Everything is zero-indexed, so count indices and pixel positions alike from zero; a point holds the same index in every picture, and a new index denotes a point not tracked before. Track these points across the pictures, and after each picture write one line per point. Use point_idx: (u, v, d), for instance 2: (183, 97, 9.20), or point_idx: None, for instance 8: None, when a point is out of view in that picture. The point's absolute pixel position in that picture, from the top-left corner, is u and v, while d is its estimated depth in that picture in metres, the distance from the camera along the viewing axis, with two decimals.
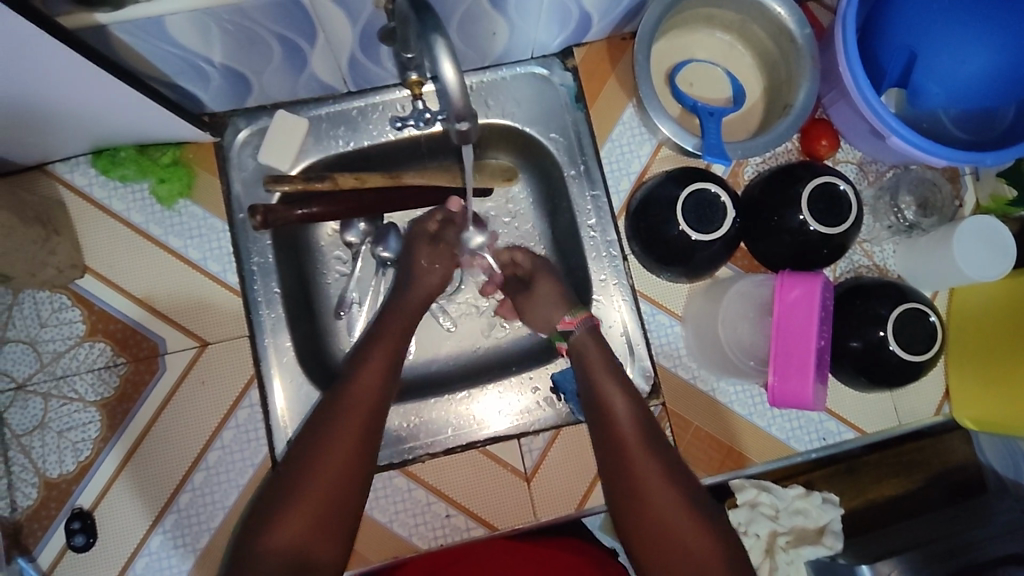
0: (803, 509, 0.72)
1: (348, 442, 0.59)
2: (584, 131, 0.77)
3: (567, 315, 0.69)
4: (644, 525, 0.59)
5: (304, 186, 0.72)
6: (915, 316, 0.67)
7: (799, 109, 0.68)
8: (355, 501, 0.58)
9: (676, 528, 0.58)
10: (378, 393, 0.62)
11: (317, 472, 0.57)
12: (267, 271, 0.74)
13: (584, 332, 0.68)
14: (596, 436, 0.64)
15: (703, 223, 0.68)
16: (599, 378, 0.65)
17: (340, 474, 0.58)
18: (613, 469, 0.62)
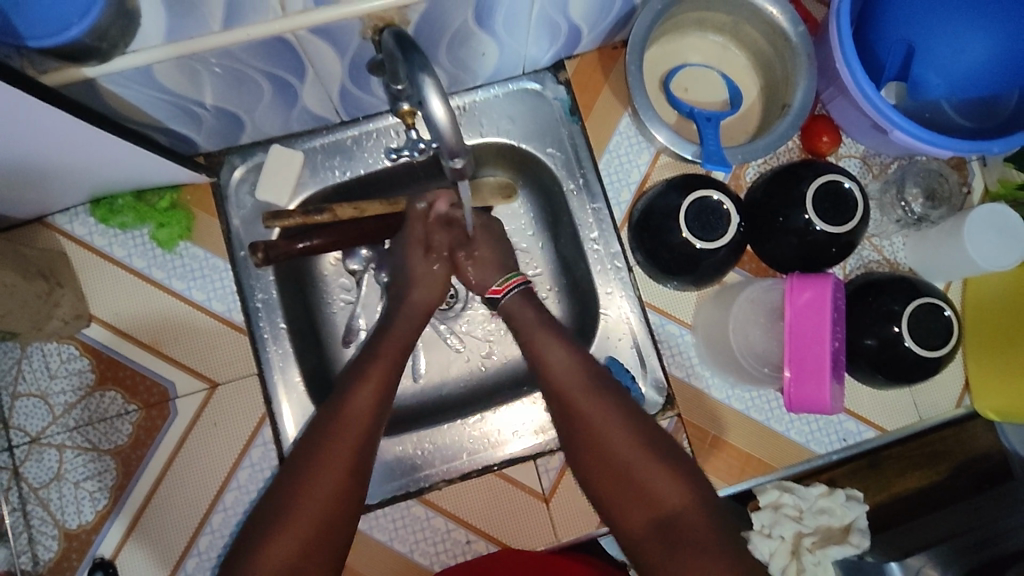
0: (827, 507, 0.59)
1: (326, 481, 0.57)
2: (581, 144, 0.77)
3: (494, 285, 0.73)
4: (594, 466, 0.62)
5: (303, 219, 0.72)
6: (929, 312, 0.66)
7: (798, 108, 0.67)
8: (342, 535, 0.57)
9: (625, 463, 0.60)
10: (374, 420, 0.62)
11: (298, 517, 0.56)
12: (271, 307, 0.74)
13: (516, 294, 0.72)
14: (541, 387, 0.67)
15: (707, 231, 0.67)
16: (546, 350, 0.67)
17: (323, 508, 0.57)
18: (559, 416, 0.65)
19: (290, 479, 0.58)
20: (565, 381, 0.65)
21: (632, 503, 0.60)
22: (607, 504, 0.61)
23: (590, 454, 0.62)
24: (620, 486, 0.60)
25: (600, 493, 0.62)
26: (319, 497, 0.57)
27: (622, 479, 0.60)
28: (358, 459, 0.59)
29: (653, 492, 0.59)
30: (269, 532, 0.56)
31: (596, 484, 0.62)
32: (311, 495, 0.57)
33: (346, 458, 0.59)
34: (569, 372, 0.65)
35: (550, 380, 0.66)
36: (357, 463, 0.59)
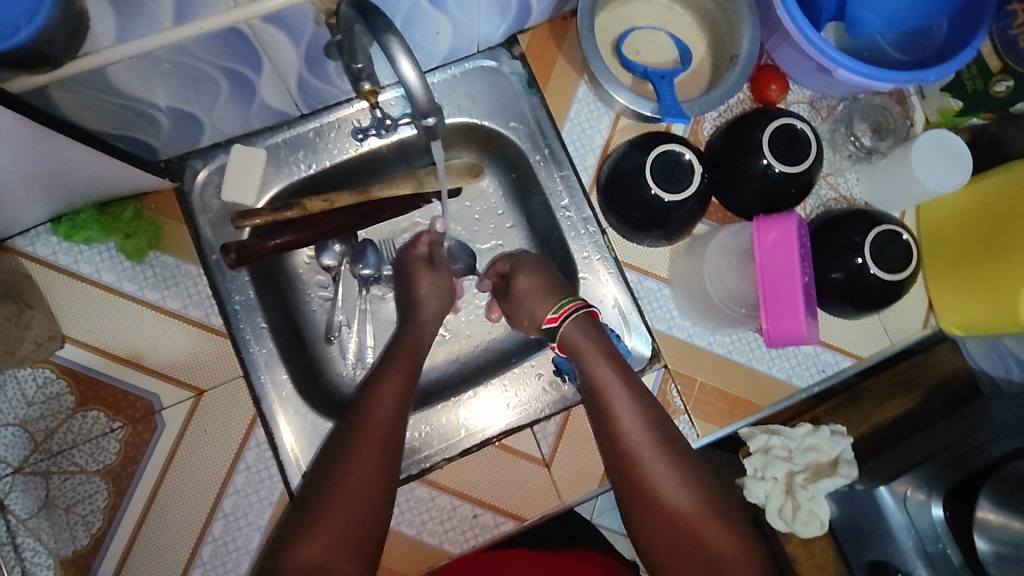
0: (815, 444, 0.72)
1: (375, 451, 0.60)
2: (543, 116, 0.78)
3: (550, 313, 0.68)
4: (658, 522, 0.61)
5: (273, 217, 0.73)
6: (888, 237, 0.69)
7: (745, 58, 0.70)
8: (380, 530, 0.59)
9: (688, 519, 0.60)
10: (401, 406, 0.64)
11: (332, 505, 0.58)
12: (251, 308, 0.73)
13: (572, 323, 0.67)
14: (600, 431, 0.63)
15: (674, 184, 0.69)
16: (611, 391, 0.63)
17: (357, 493, 0.58)
18: (618, 467, 0.62)
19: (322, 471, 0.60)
20: (635, 435, 0.62)
21: (692, 558, 0.60)
22: (661, 558, 0.61)
23: (656, 510, 0.61)
24: (681, 539, 0.60)
25: (654, 545, 0.61)
26: (354, 484, 0.58)
27: (683, 533, 0.60)
28: (388, 454, 0.61)
29: (711, 547, 0.60)
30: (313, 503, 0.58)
31: (654, 539, 0.61)
32: (355, 479, 0.59)
33: (378, 452, 0.60)
34: (641, 424, 0.62)
35: (618, 432, 0.62)
36: (387, 461, 0.60)
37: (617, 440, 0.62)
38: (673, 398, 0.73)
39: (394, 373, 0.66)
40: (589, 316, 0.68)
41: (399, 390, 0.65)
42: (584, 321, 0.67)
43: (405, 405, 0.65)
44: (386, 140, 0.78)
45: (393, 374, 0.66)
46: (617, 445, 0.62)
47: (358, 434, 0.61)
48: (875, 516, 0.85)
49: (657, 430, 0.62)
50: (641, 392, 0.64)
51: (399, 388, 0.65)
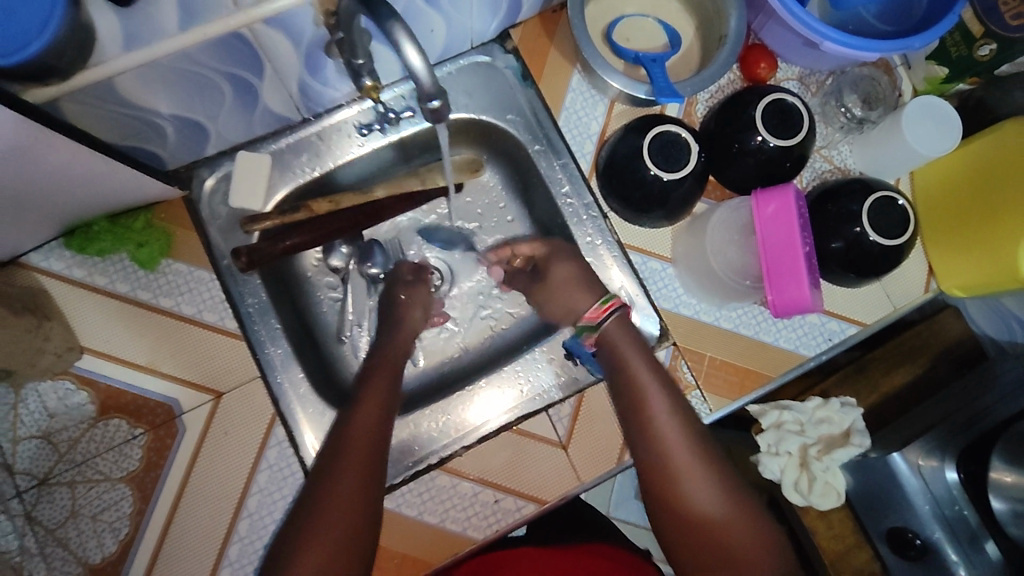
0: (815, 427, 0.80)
1: (360, 463, 0.60)
2: (539, 107, 0.80)
3: (596, 305, 0.68)
4: (687, 523, 0.61)
5: (282, 220, 0.75)
6: (884, 203, 0.71)
7: (733, 37, 0.72)
8: (364, 548, 0.57)
9: (720, 525, 0.61)
10: (382, 423, 0.65)
11: (328, 518, 0.57)
12: (264, 310, 0.74)
13: (613, 323, 0.68)
14: (636, 435, 0.64)
15: (671, 163, 0.70)
16: (650, 395, 0.64)
17: (348, 505, 0.58)
18: (651, 473, 0.63)
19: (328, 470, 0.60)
20: (672, 442, 0.62)
21: (726, 564, 0.60)
22: (693, 565, 0.62)
23: (685, 512, 0.61)
24: (714, 544, 0.61)
25: (685, 551, 0.62)
26: (345, 498, 0.58)
27: (716, 540, 0.60)
28: (373, 468, 0.61)
29: (739, 550, 0.60)
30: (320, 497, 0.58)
31: (682, 540, 0.61)
32: (345, 486, 0.58)
33: (363, 461, 0.60)
34: (676, 427, 0.63)
35: (653, 433, 0.63)
36: (369, 484, 0.60)
37: (654, 444, 0.63)
38: (683, 373, 0.74)
39: (371, 397, 0.67)
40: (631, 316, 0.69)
41: (378, 403, 0.66)
42: (625, 324, 0.68)
43: (388, 419, 0.66)
44: (388, 138, 0.79)
45: (376, 390, 0.68)
46: (653, 448, 0.63)
47: (348, 443, 0.62)
48: (887, 482, 0.89)
49: (691, 434, 0.63)
50: (676, 396, 0.65)
51: (379, 416, 0.65)
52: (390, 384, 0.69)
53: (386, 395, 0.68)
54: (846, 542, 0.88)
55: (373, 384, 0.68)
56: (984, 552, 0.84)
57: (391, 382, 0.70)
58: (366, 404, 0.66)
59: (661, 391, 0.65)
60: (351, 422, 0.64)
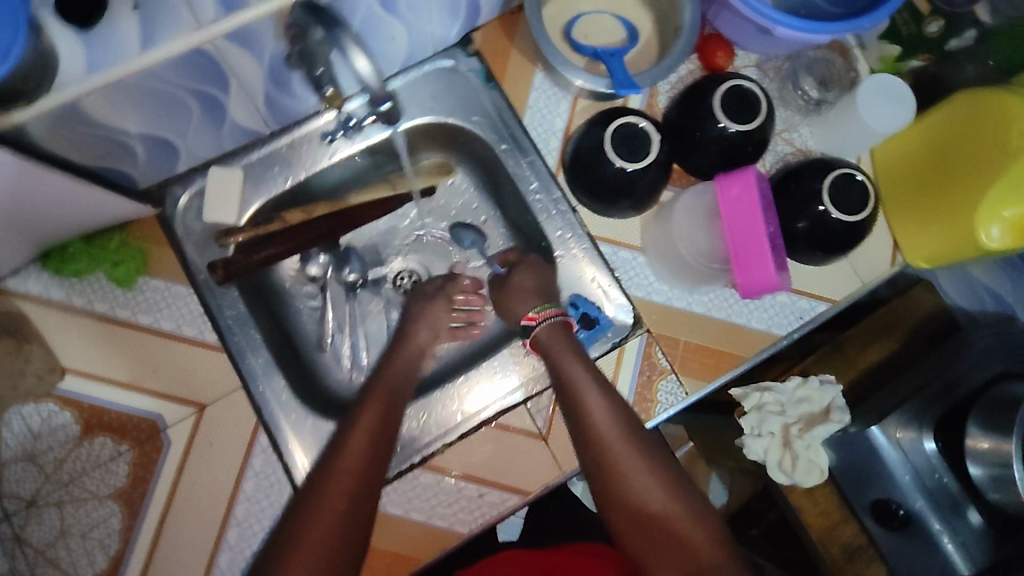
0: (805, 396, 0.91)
1: (351, 468, 0.62)
2: (504, 107, 0.81)
3: (529, 313, 0.73)
4: (633, 518, 0.63)
5: (257, 232, 0.76)
6: (845, 180, 0.72)
7: (688, 27, 0.73)
8: (350, 552, 0.59)
9: (659, 515, 0.63)
10: (379, 427, 0.66)
11: (308, 537, 0.58)
12: (243, 321, 0.75)
13: (555, 321, 0.72)
14: (575, 433, 0.67)
15: (634, 154, 0.72)
16: (584, 394, 0.67)
17: (331, 523, 0.59)
18: (592, 466, 0.66)
19: (319, 473, 0.62)
20: (608, 435, 0.65)
21: (669, 552, 0.62)
22: (639, 556, 0.63)
23: (630, 507, 0.64)
24: (655, 533, 0.63)
25: (630, 542, 0.64)
26: (328, 518, 0.59)
27: (656, 528, 0.63)
28: (365, 473, 0.62)
29: (684, 539, 0.62)
30: (311, 498, 0.60)
31: (627, 533, 0.63)
32: (335, 491, 0.60)
33: (355, 466, 0.62)
34: (611, 422, 0.66)
35: (586, 428, 0.66)
36: (356, 502, 0.61)
37: (590, 440, 0.65)
38: (658, 359, 0.76)
39: (370, 408, 0.67)
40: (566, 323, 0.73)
41: (378, 409, 0.67)
42: (558, 328, 0.72)
43: (388, 425, 0.67)
44: (353, 145, 0.80)
45: (376, 399, 0.68)
46: (591, 444, 0.66)
47: (342, 445, 0.64)
48: (868, 456, 0.90)
49: (626, 428, 0.66)
50: (610, 394, 0.68)
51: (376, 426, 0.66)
52: (389, 395, 0.69)
53: (384, 404, 0.68)
54: (833, 518, 0.90)
55: (374, 392, 0.69)
56: (967, 519, 0.86)
57: (390, 397, 0.69)
58: (365, 410, 0.67)
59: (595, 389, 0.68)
60: (350, 427, 0.65)
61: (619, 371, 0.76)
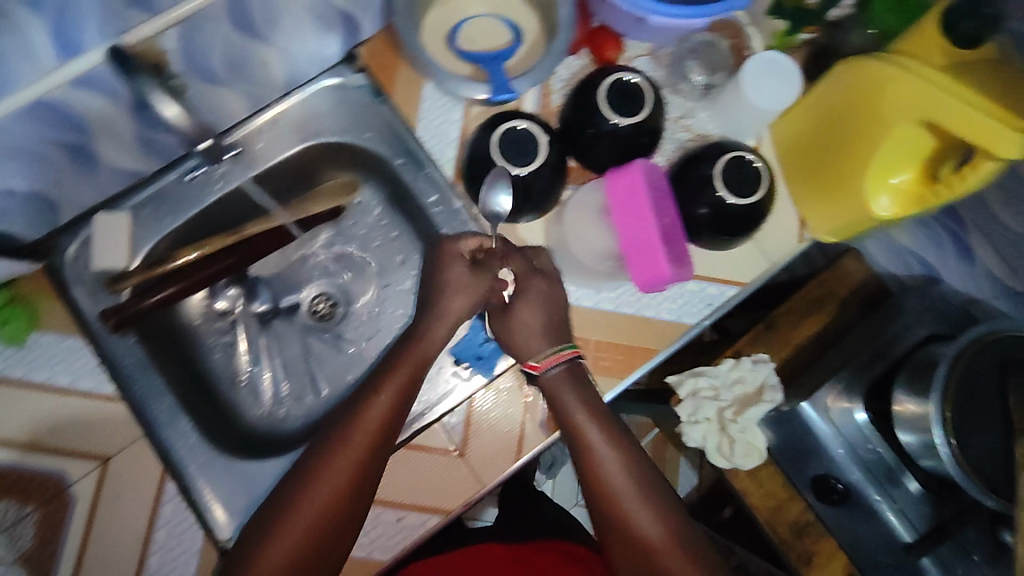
0: (739, 376, 0.91)
1: (363, 441, 0.65)
2: (395, 120, 0.79)
3: (534, 359, 0.69)
4: (628, 552, 0.65)
5: (149, 274, 0.73)
6: (736, 164, 0.72)
7: (564, 21, 0.72)
8: (345, 524, 0.64)
9: (654, 552, 0.64)
10: (404, 395, 0.68)
11: (293, 526, 0.62)
12: (144, 366, 0.73)
13: (561, 371, 0.68)
14: (579, 468, 0.68)
15: (521, 158, 0.70)
16: (587, 432, 0.67)
17: (314, 519, 0.62)
18: (594, 501, 0.67)
19: (323, 444, 0.65)
20: (610, 471, 0.67)
21: None
22: None
23: (627, 542, 0.65)
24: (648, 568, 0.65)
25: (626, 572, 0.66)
26: (324, 494, 0.63)
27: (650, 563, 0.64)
28: (376, 445, 0.65)
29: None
30: (312, 464, 0.65)
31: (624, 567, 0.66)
32: (340, 460, 0.64)
33: (367, 439, 0.65)
34: (619, 471, 0.67)
35: (592, 471, 0.67)
36: (358, 482, 0.64)
37: (591, 476, 0.67)
38: None
39: (400, 373, 0.68)
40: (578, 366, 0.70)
41: (407, 376, 0.68)
42: (571, 370, 0.69)
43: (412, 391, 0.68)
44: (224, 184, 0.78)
45: (405, 365, 0.69)
46: (591, 478, 0.67)
47: (354, 418, 0.66)
48: (804, 433, 0.91)
49: (628, 466, 0.67)
50: (615, 431, 0.69)
51: (388, 416, 0.66)
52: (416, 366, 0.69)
53: (413, 372, 0.69)
54: (778, 498, 0.92)
55: (407, 354, 0.69)
56: (904, 487, 0.87)
57: (417, 368, 0.69)
58: (392, 379, 0.68)
59: (599, 426, 0.68)
60: (371, 395, 0.67)
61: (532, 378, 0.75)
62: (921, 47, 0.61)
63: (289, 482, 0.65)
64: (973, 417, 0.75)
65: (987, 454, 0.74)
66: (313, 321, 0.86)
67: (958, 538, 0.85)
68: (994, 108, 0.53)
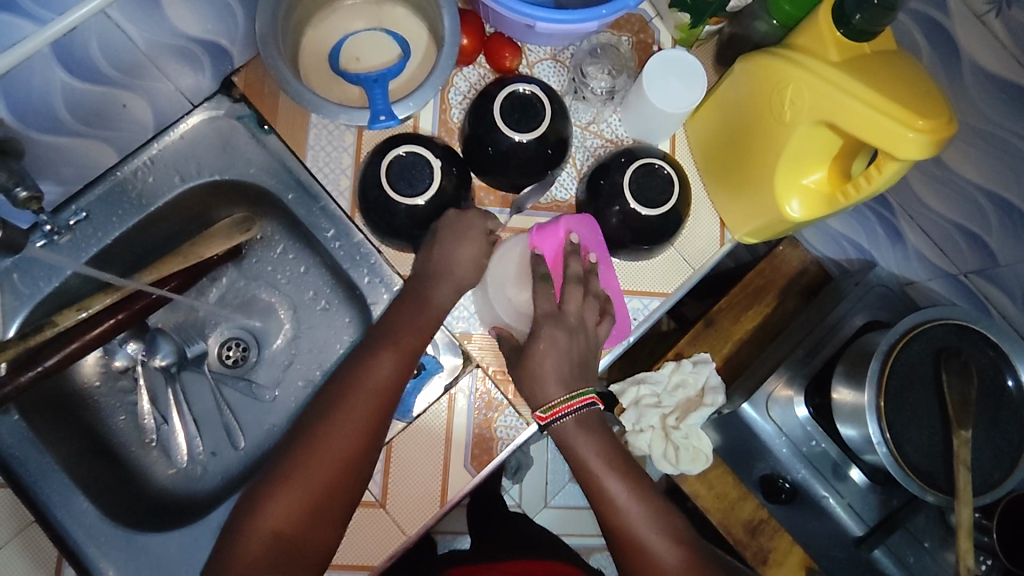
0: (681, 380, 0.88)
1: (370, 405, 0.63)
2: (283, 152, 0.74)
3: (540, 412, 0.67)
4: None
5: (24, 345, 0.65)
6: (646, 171, 0.68)
7: (450, 35, 0.66)
8: (349, 490, 0.63)
9: None
10: (408, 359, 0.66)
11: (297, 488, 0.61)
12: (31, 445, 0.68)
13: (571, 419, 0.67)
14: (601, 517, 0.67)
15: (414, 185, 0.66)
16: (606, 480, 0.67)
17: (329, 470, 0.61)
18: (619, 548, 0.66)
19: (327, 406, 0.64)
20: (634, 520, 0.66)
21: None
22: None
23: None
24: None
25: None
26: (331, 456, 0.62)
27: None
28: (381, 410, 0.64)
29: None
30: (315, 426, 0.63)
31: None
32: (347, 421, 0.63)
33: (374, 404, 0.64)
34: (644, 518, 0.66)
35: (620, 526, 0.66)
36: (361, 447, 0.63)
37: (615, 524, 0.66)
38: (494, 394, 0.71)
39: (405, 338, 0.66)
40: (593, 412, 0.69)
41: (410, 343, 0.66)
42: (584, 419, 0.68)
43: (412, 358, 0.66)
44: (78, 242, 0.71)
45: (409, 330, 0.67)
46: (615, 526, 0.66)
47: (359, 379, 0.64)
48: (749, 433, 0.88)
49: (655, 512, 0.66)
50: (636, 477, 0.68)
51: (401, 369, 0.65)
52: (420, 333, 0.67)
53: (415, 338, 0.67)
54: (730, 499, 0.91)
55: (405, 319, 0.67)
56: (849, 480, 0.85)
57: (415, 341, 0.67)
58: (394, 343, 0.66)
59: (619, 476, 0.67)
60: (375, 353, 0.65)
61: (452, 417, 0.70)
62: (819, 44, 0.59)
63: (285, 449, 0.64)
64: (909, 410, 0.72)
65: (925, 449, 0.72)
66: (224, 370, 0.80)
67: (909, 527, 0.82)
68: (894, 109, 0.51)
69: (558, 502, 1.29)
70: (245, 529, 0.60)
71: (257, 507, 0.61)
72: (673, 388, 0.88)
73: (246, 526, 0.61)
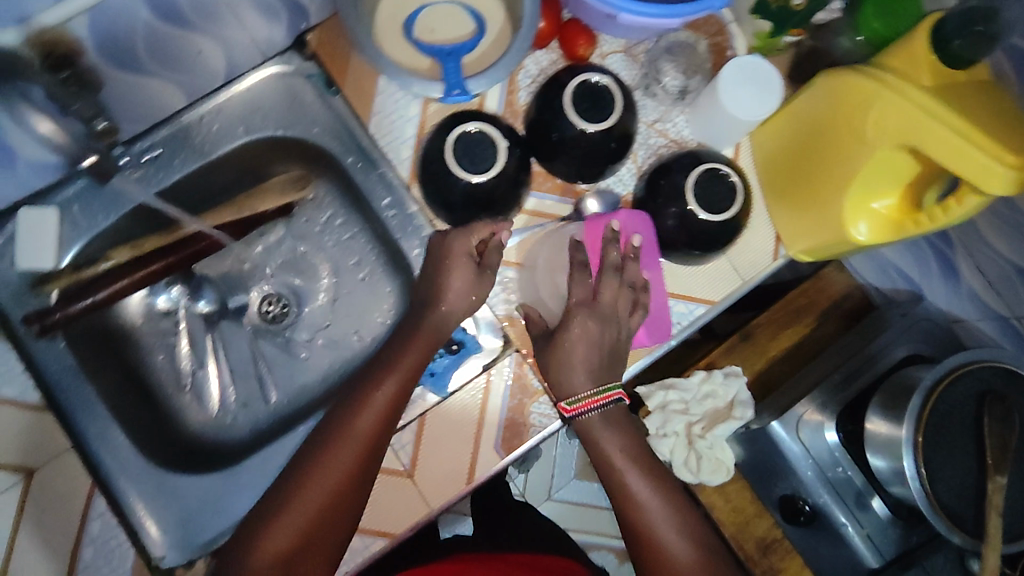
0: (711, 391, 0.87)
1: (381, 409, 0.64)
2: (348, 115, 0.74)
3: (564, 403, 0.67)
4: None
5: (76, 278, 0.70)
6: (709, 176, 0.67)
7: (528, 18, 0.66)
8: (360, 491, 0.63)
9: None
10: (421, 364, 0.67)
11: (309, 490, 0.62)
12: (73, 375, 0.69)
13: (597, 413, 0.67)
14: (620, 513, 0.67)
15: (476, 162, 0.65)
16: (628, 477, 0.66)
17: (340, 473, 0.62)
18: (638, 547, 0.66)
19: (340, 410, 0.65)
20: (654, 519, 0.65)
21: None
22: None
23: None
24: None
25: None
26: (341, 461, 0.63)
27: None
28: (390, 415, 0.64)
29: None
30: (326, 428, 0.65)
31: None
32: (357, 426, 0.63)
33: (385, 408, 0.64)
34: (665, 518, 0.65)
35: (640, 524, 0.66)
36: (370, 450, 0.63)
37: (634, 521, 0.66)
38: (530, 379, 0.71)
39: (420, 341, 0.67)
40: (619, 406, 0.68)
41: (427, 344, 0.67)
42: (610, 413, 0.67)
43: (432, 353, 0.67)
44: (141, 180, 0.72)
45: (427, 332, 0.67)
46: (634, 522, 0.66)
47: (372, 383, 0.65)
48: (775, 451, 0.88)
49: (676, 513, 0.66)
50: (657, 476, 0.68)
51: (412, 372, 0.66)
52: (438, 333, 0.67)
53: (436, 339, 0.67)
54: (746, 514, 0.87)
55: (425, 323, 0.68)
56: (871, 510, 0.84)
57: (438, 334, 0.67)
58: (414, 342, 0.67)
59: (641, 474, 0.67)
60: (393, 357, 0.67)
61: (487, 398, 0.70)
62: (912, 66, 0.57)
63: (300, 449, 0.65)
64: (948, 450, 0.71)
65: (960, 489, 0.71)
66: (264, 324, 0.81)
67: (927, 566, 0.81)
68: (985, 142, 0.49)
69: (562, 496, 1.29)
70: (261, 527, 0.61)
71: (271, 503, 0.62)
72: (703, 397, 0.87)
73: (253, 533, 0.61)
